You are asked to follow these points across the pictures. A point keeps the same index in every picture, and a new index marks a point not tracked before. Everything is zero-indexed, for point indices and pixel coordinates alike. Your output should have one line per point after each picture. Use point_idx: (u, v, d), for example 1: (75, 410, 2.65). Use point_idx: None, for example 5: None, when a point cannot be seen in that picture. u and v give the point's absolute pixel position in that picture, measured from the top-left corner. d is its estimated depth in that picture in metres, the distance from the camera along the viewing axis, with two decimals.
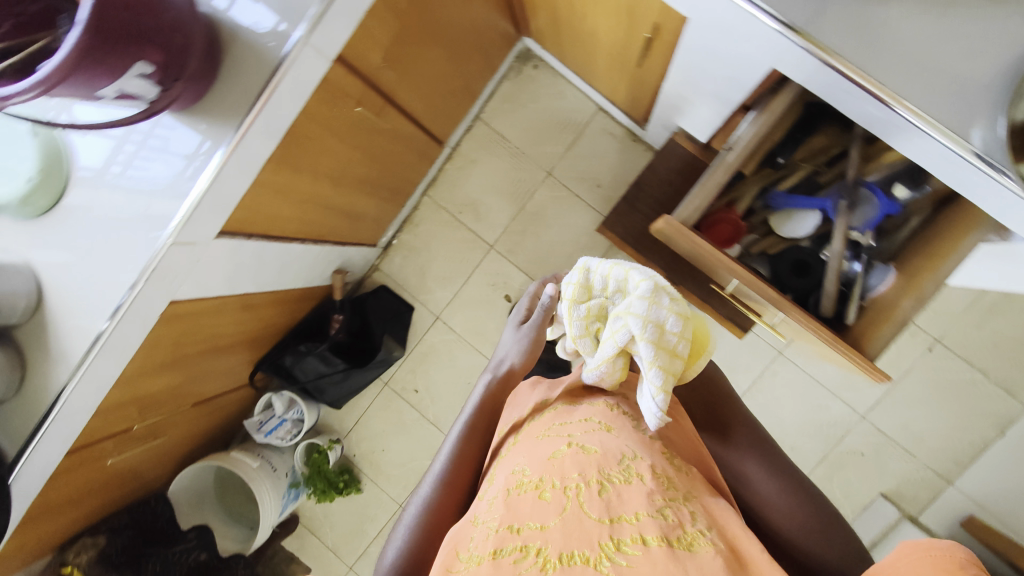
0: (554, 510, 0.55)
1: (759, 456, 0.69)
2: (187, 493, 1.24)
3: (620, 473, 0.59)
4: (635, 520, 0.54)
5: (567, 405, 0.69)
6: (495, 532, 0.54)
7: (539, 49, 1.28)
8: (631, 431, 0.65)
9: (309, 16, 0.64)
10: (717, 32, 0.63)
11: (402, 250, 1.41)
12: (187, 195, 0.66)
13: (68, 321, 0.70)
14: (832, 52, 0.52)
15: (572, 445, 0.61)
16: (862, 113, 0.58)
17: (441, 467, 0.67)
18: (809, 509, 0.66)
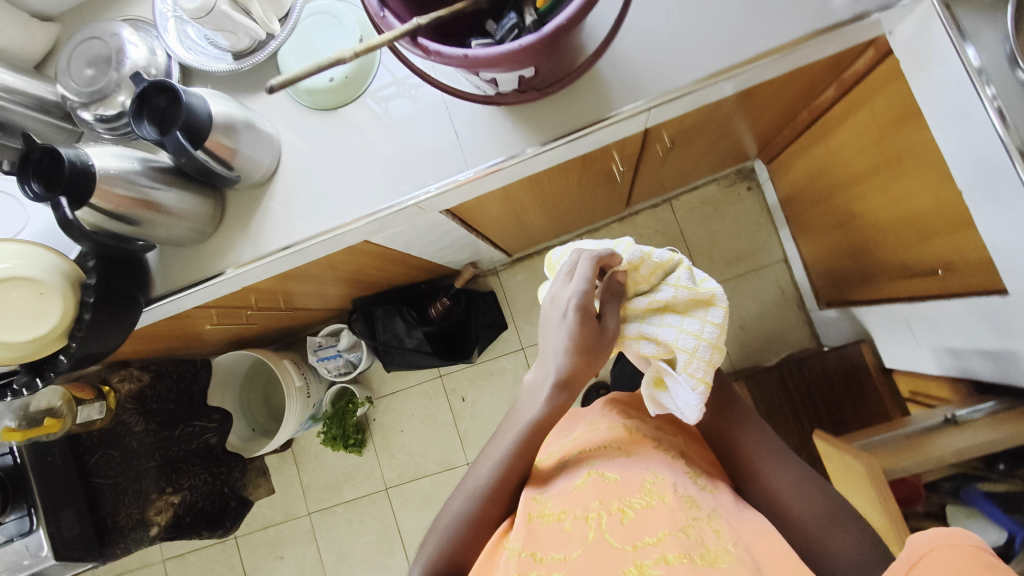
0: (579, 540, 0.55)
1: (771, 461, 0.67)
2: (223, 370, 1.26)
3: (642, 497, 0.58)
4: (658, 541, 0.53)
5: (588, 437, 0.71)
6: (517, 558, 0.54)
7: (765, 177, 1.25)
8: (655, 460, 0.65)
9: (667, 88, 0.62)
10: None
11: (528, 272, 1.39)
12: (456, 173, 0.66)
13: (279, 210, 0.70)
14: None
15: (593, 474, 0.62)
16: None
17: (487, 476, 0.65)
18: (824, 503, 0.62)
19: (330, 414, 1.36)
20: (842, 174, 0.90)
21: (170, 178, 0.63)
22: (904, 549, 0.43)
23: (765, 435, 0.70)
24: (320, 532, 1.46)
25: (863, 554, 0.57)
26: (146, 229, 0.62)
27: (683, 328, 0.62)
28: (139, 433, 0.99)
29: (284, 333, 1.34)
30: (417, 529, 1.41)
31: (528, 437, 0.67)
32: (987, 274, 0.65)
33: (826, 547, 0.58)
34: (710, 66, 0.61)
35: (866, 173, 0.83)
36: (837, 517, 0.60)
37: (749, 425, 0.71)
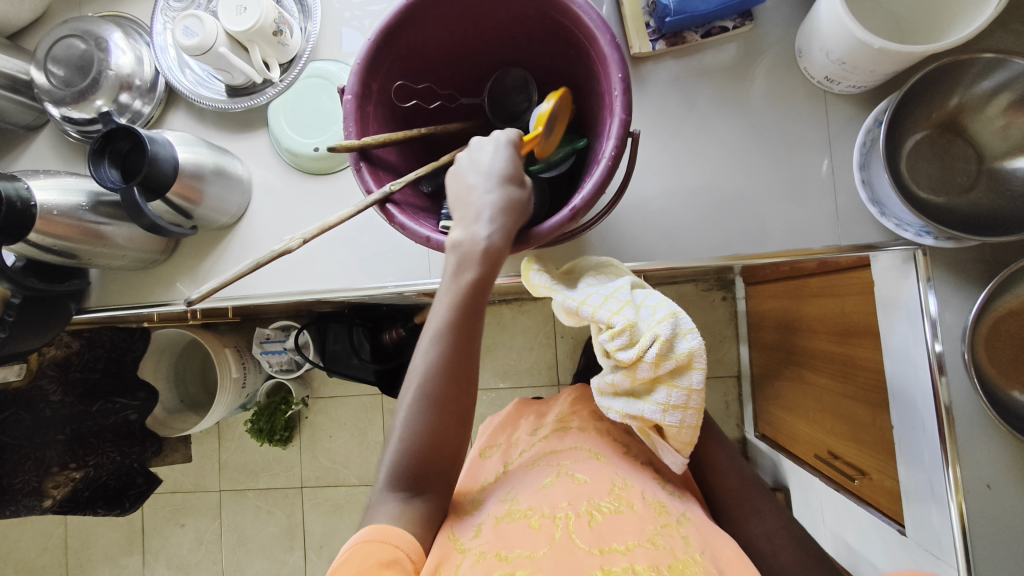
0: (545, 540, 0.56)
1: (750, 508, 0.66)
2: (163, 342, 1.23)
3: (610, 502, 0.60)
4: (625, 551, 0.54)
5: (557, 435, 0.71)
6: (482, 555, 0.54)
7: (740, 294, 1.26)
8: (624, 465, 0.66)
9: (642, 257, 0.61)
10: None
11: (491, 316, 1.38)
12: (412, 280, 0.64)
13: (235, 258, 0.69)
14: None
15: (563, 474, 0.63)
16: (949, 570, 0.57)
17: (424, 360, 0.48)
18: (798, 553, 0.60)
19: (262, 407, 1.35)
20: (803, 337, 0.91)
21: (120, 212, 0.60)
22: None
23: (745, 474, 0.69)
24: (226, 510, 1.46)
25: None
26: (87, 259, 0.60)
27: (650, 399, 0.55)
28: (54, 401, 0.97)
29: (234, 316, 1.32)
30: (321, 533, 1.42)
31: (461, 288, 0.45)
32: (893, 504, 0.67)
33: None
34: (689, 249, 0.61)
35: (823, 350, 0.84)
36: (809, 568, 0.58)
37: (732, 470, 0.69)
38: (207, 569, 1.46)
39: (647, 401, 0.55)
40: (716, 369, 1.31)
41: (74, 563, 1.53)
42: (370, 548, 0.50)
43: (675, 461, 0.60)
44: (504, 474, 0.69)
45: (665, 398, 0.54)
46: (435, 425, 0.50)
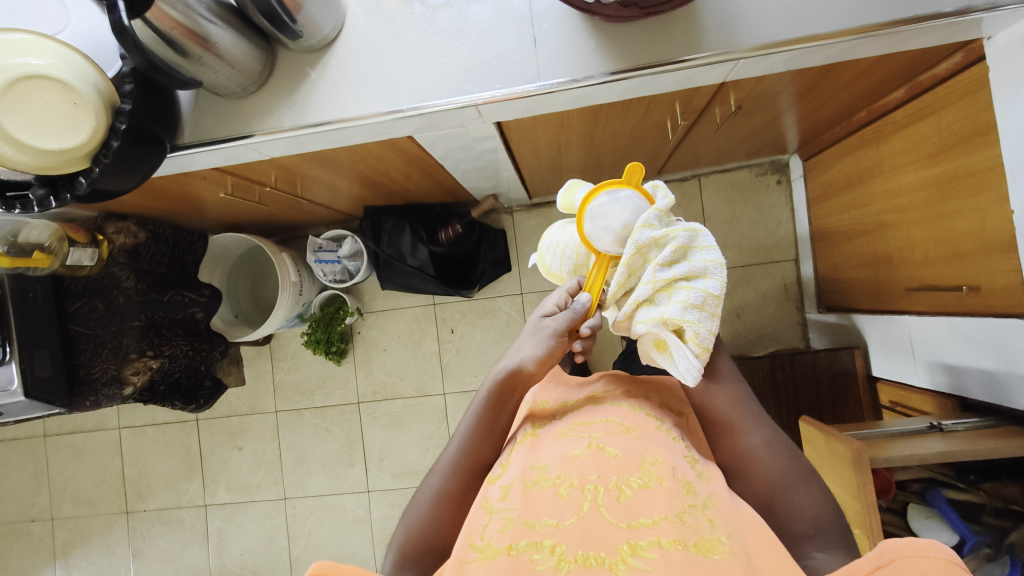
0: (573, 509, 0.53)
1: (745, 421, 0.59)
2: (217, 248, 1.22)
3: (639, 478, 0.54)
4: (654, 526, 0.50)
5: (589, 406, 0.64)
6: (510, 522, 0.52)
7: (798, 173, 1.25)
8: (657, 439, 0.59)
9: (766, 38, 0.59)
10: None
11: (542, 218, 1.38)
12: (521, 84, 0.63)
13: (330, 82, 0.66)
14: None
15: (593, 445, 0.58)
16: None
17: (451, 455, 0.63)
18: (791, 464, 0.57)
19: (316, 318, 1.35)
20: (883, 181, 0.90)
21: (226, 16, 0.58)
22: (874, 550, 0.41)
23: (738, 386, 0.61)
24: (284, 431, 1.46)
25: (822, 517, 0.55)
26: (193, 66, 0.57)
27: (671, 300, 0.54)
28: (127, 288, 0.96)
29: (286, 227, 1.31)
30: (380, 446, 1.43)
31: (492, 403, 0.65)
32: (1010, 299, 0.67)
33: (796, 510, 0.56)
34: (812, 27, 0.58)
35: (908, 180, 0.84)
36: (799, 480, 0.56)
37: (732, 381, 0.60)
38: (267, 490, 1.46)
39: (668, 304, 0.54)
40: (773, 254, 1.31)
41: (132, 493, 1.52)
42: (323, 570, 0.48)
43: (691, 368, 0.54)
44: (530, 434, 0.64)
45: (684, 297, 0.54)
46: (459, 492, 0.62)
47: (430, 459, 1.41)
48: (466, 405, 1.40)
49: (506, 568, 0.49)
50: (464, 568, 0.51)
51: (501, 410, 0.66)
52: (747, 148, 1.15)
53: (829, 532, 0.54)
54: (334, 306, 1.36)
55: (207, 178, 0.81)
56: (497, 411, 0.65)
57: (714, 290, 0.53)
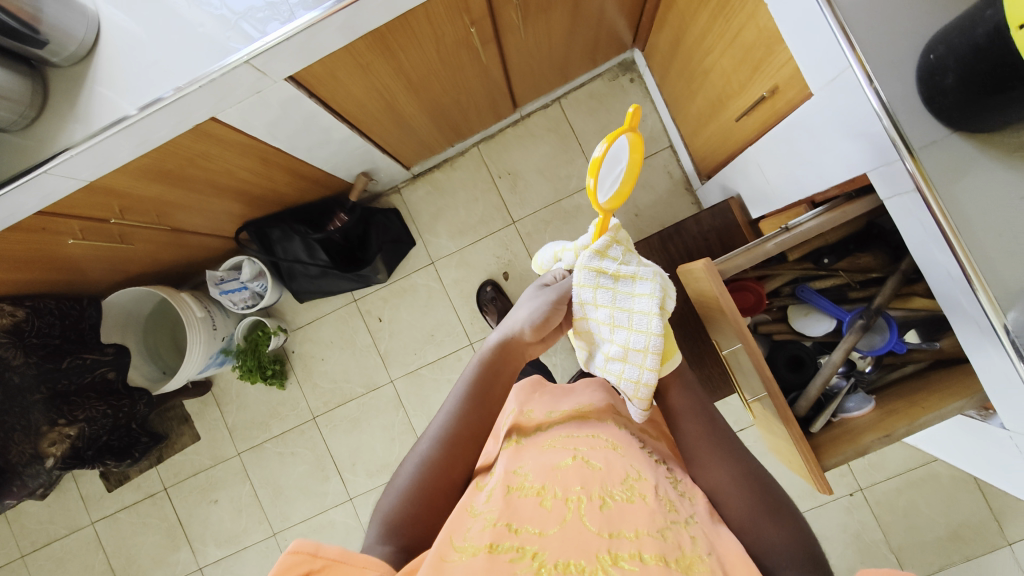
0: (556, 520, 0.55)
1: (714, 454, 0.67)
2: (119, 310, 1.22)
3: (622, 490, 0.59)
4: (635, 537, 0.53)
5: (578, 422, 0.73)
6: (491, 525, 0.54)
7: (643, 65, 1.30)
8: (639, 457, 0.66)
9: None
10: (832, 120, 0.66)
11: (428, 186, 1.41)
12: (282, 26, 0.65)
13: (105, 88, 0.68)
14: (920, 174, 0.55)
15: (578, 458, 0.64)
16: (840, 94, 0.62)
17: (440, 426, 0.66)
18: (760, 498, 0.62)
19: (242, 348, 1.36)
20: (689, 33, 0.95)
21: None
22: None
23: (713, 421, 0.70)
24: (251, 469, 1.45)
25: (791, 546, 0.58)
26: None
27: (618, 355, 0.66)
28: (19, 366, 0.95)
29: (184, 270, 1.31)
30: (348, 452, 1.43)
31: (487, 371, 0.70)
32: (796, 85, 0.71)
33: (765, 543, 0.59)
34: None
35: (703, 22, 0.88)
36: (769, 512, 0.61)
37: (697, 416, 0.71)
38: (254, 531, 1.45)
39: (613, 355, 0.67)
40: (648, 148, 1.35)
41: None
42: (299, 559, 0.47)
43: (637, 409, 0.69)
44: (516, 445, 0.70)
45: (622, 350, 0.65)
46: (448, 459, 0.64)
47: (399, 448, 1.41)
48: (416, 386, 1.41)
49: (485, 563, 0.49)
50: (443, 565, 0.50)
51: (495, 379, 0.71)
52: (583, 55, 1.19)
53: (801, 560, 0.57)
54: (257, 331, 1.36)
55: (46, 225, 0.82)
56: (489, 382, 0.70)
57: (651, 344, 0.64)
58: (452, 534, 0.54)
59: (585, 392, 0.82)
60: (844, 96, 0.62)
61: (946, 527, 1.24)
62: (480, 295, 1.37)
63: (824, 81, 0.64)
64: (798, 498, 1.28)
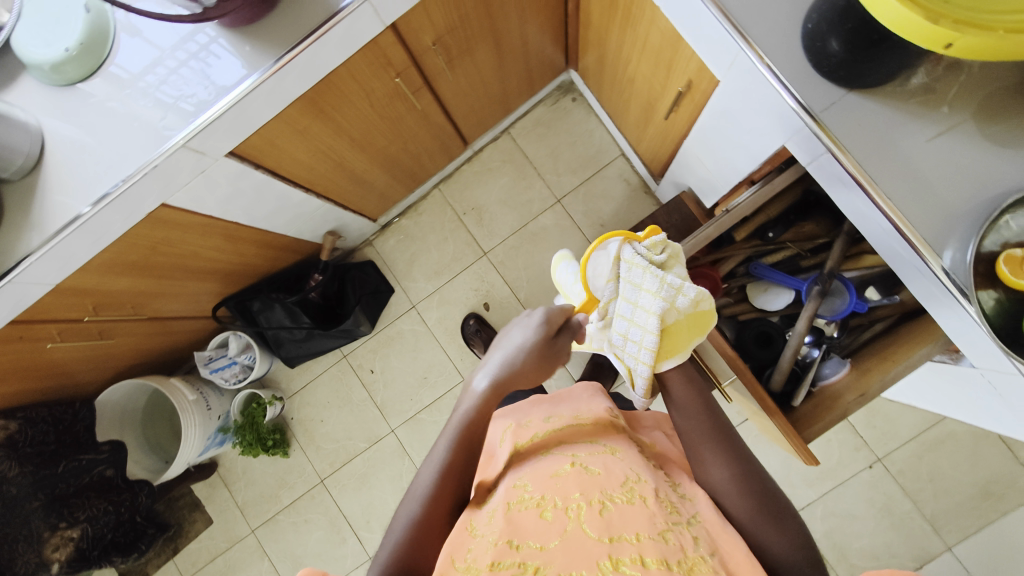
0: (557, 531, 0.51)
1: (716, 453, 0.61)
2: (113, 406, 1.23)
3: (622, 494, 0.55)
4: (636, 540, 0.49)
5: (578, 429, 0.68)
6: (493, 545, 0.50)
7: (581, 84, 1.35)
8: (638, 460, 0.62)
9: None
10: (740, 102, 0.69)
11: (398, 234, 1.44)
12: (211, 106, 0.69)
13: (60, 194, 0.72)
14: (833, 140, 0.58)
15: (576, 464, 0.59)
16: (740, 78, 0.65)
17: (431, 479, 0.58)
18: (763, 501, 0.58)
19: (240, 423, 1.36)
20: (609, 47, 0.99)
21: None
22: None
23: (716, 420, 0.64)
24: (267, 545, 1.43)
25: (792, 556, 0.55)
26: None
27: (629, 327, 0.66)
28: (15, 478, 0.98)
29: (172, 356, 1.33)
30: (361, 510, 1.41)
31: (476, 417, 0.62)
32: (702, 75, 0.74)
33: (766, 544, 0.55)
34: None
35: (618, 37, 0.92)
36: (771, 514, 0.57)
37: (696, 416, 0.65)
38: None
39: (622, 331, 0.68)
40: (602, 159, 1.38)
41: None
42: None
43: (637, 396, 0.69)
44: (515, 462, 0.65)
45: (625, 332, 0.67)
46: (442, 514, 0.57)
47: None
48: (417, 431, 1.40)
49: None
50: None
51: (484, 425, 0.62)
52: (521, 84, 1.25)
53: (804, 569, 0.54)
54: (252, 404, 1.36)
55: (23, 334, 0.85)
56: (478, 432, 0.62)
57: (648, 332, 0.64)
58: (453, 560, 0.51)
59: (581, 399, 0.77)
60: (746, 80, 0.64)
61: (976, 484, 1.21)
62: (464, 329, 1.38)
63: (725, 68, 0.67)
64: (818, 478, 1.25)
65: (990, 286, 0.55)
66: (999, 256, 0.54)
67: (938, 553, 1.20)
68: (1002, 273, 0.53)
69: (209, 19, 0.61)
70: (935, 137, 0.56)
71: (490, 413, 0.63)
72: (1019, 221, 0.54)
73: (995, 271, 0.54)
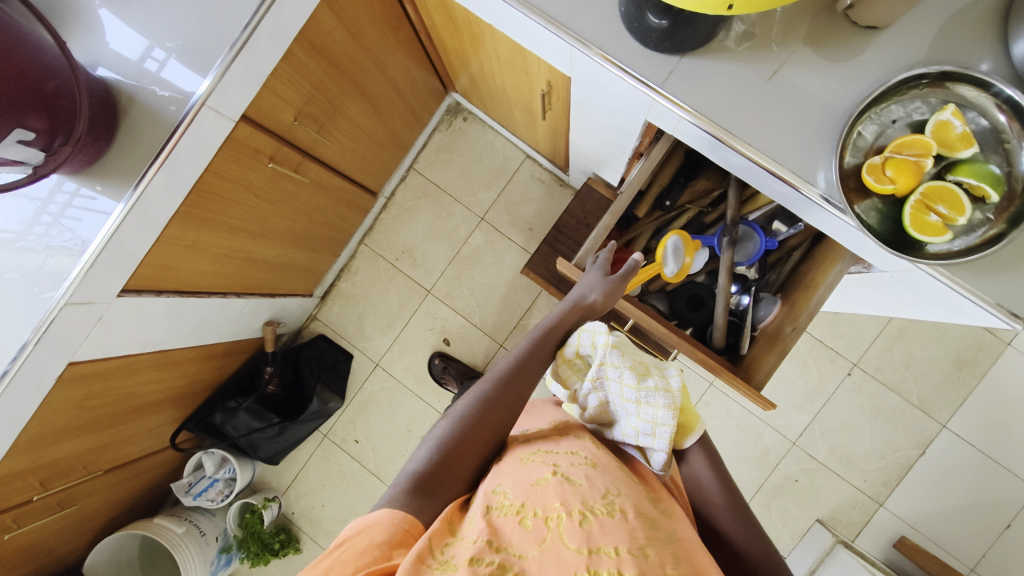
0: (535, 540, 0.48)
1: (734, 518, 0.65)
2: (103, 565, 1.18)
3: (601, 507, 0.52)
4: (614, 554, 0.48)
5: (554, 436, 0.63)
6: (472, 543, 0.47)
7: (467, 102, 1.36)
8: (616, 474, 0.59)
9: (208, 81, 0.66)
10: (595, 91, 0.70)
11: (339, 299, 1.42)
12: (82, 254, 0.67)
13: None
14: (682, 106, 0.59)
15: (558, 474, 0.55)
16: (585, 71, 0.66)
17: (505, 368, 0.62)
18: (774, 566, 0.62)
19: (241, 536, 1.32)
20: (472, 66, 1.00)
21: None
22: None
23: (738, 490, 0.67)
24: None
25: None
26: None
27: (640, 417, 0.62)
28: None
29: (150, 495, 1.29)
30: None
31: (553, 334, 0.66)
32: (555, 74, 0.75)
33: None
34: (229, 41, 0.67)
35: (475, 56, 0.92)
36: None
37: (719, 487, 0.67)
38: None
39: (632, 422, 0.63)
40: (511, 166, 1.39)
41: None
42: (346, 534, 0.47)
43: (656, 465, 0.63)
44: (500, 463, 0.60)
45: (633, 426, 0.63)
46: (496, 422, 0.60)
47: None
48: None
49: None
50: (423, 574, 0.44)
51: (559, 347, 0.67)
52: (407, 121, 1.24)
53: None
54: (247, 514, 1.32)
55: None
56: (552, 344, 0.66)
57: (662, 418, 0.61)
58: (431, 545, 0.47)
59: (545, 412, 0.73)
60: (591, 71, 0.66)
61: (949, 358, 1.25)
62: (432, 370, 1.37)
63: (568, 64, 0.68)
64: (807, 402, 1.28)
65: (865, 196, 0.58)
66: (863, 168, 0.57)
67: (936, 433, 1.24)
68: (869, 183, 0.56)
69: (45, 175, 0.60)
70: (773, 75, 0.58)
71: (565, 331, 0.67)
72: (870, 129, 0.57)
73: (864, 182, 0.57)
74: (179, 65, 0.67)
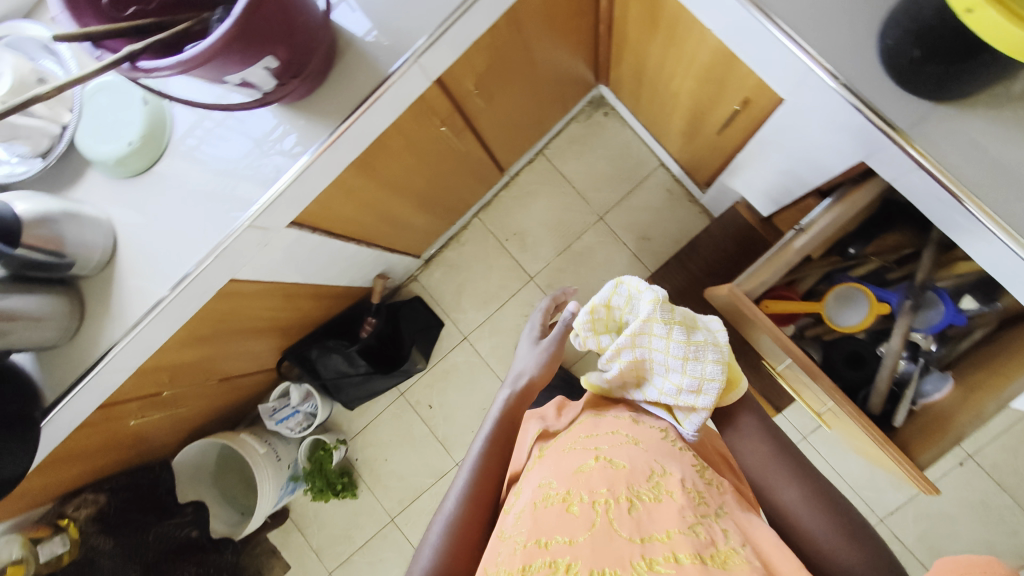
0: (583, 525, 0.48)
1: (783, 473, 0.60)
2: (188, 467, 1.24)
3: (650, 490, 0.51)
4: (667, 539, 0.46)
5: (592, 419, 0.63)
6: (521, 548, 0.48)
7: (613, 98, 1.33)
8: (663, 449, 0.57)
9: (424, 39, 0.67)
10: (809, 119, 0.66)
11: (442, 266, 1.44)
12: (274, 183, 0.70)
13: (134, 284, 0.73)
14: (927, 156, 0.54)
15: (601, 457, 0.55)
16: (811, 97, 0.62)
17: (478, 452, 0.64)
18: (838, 520, 0.56)
19: (309, 470, 1.38)
20: (648, 65, 0.97)
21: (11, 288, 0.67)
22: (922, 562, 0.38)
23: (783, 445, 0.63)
24: None
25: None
26: (6, 339, 0.66)
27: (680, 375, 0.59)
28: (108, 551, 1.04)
29: (237, 410, 1.36)
30: None
31: (506, 414, 0.68)
32: (762, 93, 0.71)
33: (843, 568, 0.53)
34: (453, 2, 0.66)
35: (661, 57, 0.90)
36: (849, 534, 0.55)
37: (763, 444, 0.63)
38: None
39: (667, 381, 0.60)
40: (642, 171, 1.35)
41: None
42: None
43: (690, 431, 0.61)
44: (538, 458, 0.60)
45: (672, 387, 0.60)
46: (486, 492, 0.61)
47: None
48: None
49: None
50: None
51: (516, 420, 0.68)
52: (553, 106, 1.23)
53: None
54: (318, 451, 1.38)
55: (108, 415, 0.88)
56: (512, 424, 0.68)
57: (710, 375, 0.58)
58: None
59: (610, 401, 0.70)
60: (818, 99, 0.61)
61: None
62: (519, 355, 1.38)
63: (790, 86, 0.64)
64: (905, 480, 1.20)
65: None
66: None
67: None
68: None
69: (268, 102, 0.62)
70: None
71: (518, 406, 0.69)
72: None
73: None
74: (399, 17, 0.67)
